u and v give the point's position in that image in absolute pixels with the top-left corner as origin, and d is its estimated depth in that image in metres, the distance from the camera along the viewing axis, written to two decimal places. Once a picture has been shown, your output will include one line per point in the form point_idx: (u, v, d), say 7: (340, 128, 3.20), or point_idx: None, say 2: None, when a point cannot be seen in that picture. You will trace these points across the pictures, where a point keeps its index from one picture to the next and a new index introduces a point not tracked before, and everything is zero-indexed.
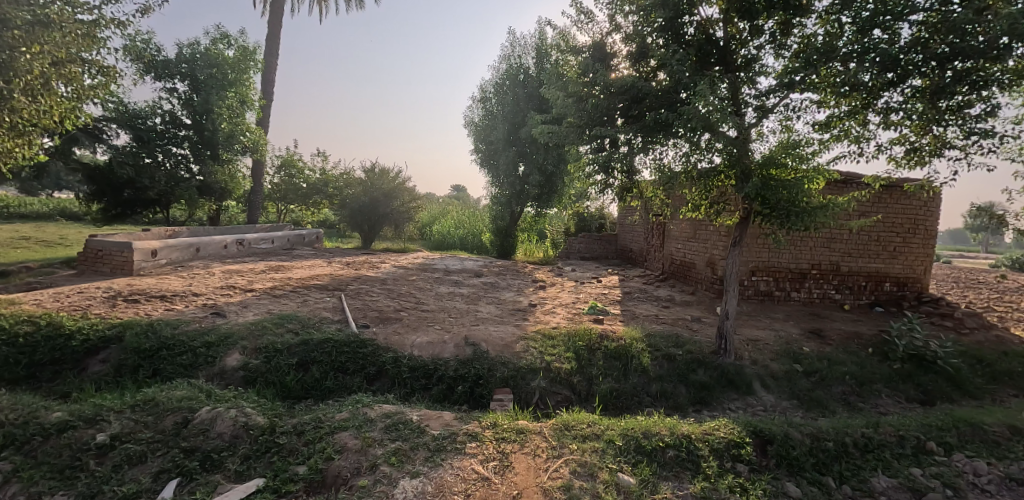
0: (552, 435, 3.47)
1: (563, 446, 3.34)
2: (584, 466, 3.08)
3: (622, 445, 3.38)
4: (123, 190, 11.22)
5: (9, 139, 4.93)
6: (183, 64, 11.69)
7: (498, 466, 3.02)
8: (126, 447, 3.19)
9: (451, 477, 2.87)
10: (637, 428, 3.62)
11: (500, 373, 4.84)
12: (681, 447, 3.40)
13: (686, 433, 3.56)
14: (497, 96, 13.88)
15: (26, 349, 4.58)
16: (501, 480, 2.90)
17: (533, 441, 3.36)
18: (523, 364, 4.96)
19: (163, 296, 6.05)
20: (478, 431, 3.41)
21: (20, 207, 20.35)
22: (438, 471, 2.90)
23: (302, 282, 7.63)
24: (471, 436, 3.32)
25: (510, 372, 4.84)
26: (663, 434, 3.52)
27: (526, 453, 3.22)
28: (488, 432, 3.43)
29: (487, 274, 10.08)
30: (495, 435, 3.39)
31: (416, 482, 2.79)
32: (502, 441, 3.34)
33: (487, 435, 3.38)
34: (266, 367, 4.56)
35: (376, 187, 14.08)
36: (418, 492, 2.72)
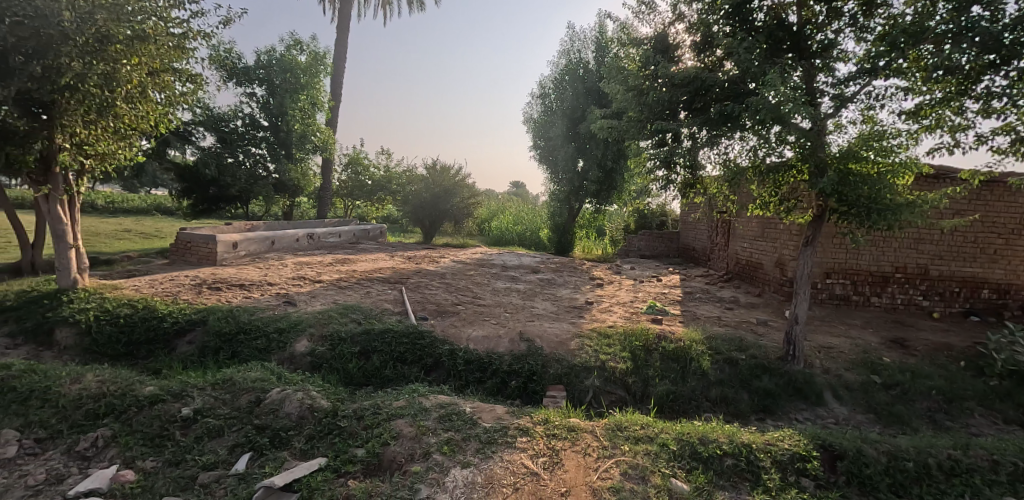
0: (603, 435, 3.42)
1: (615, 446, 3.28)
2: (635, 469, 3.02)
3: (677, 450, 3.27)
4: (209, 186, 12.27)
5: (113, 142, 5.63)
6: (261, 70, 12.57)
7: (548, 462, 3.02)
8: (207, 421, 3.45)
9: (501, 470, 2.89)
10: (694, 433, 3.49)
11: (554, 369, 4.83)
12: (740, 456, 3.24)
13: (747, 442, 3.39)
14: (555, 92, 13.67)
15: (126, 328, 5.11)
16: (550, 476, 2.89)
17: (584, 440, 3.33)
18: (577, 362, 4.92)
19: (243, 285, 6.58)
20: (529, 426, 3.43)
21: (124, 202, 22.88)
22: (489, 463, 2.94)
23: (366, 275, 8.01)
24: (522, 431, 3.35)
25: (564, 370, 4.82)
26: (721, 441, 3.38)
27: (576, 451, 3.19)
28: (539, 428, 3.43)
29: (544, 270, 10.08)
30: (546, 431, 3.40)
31: (467, 472, 2.84)
32: (553, 437, 3.33)
33: (538, 430, 3.40)
34: (331, 354, 4.81)
35: (436, 184, 14.45)
36: (469, 481, 2.77)
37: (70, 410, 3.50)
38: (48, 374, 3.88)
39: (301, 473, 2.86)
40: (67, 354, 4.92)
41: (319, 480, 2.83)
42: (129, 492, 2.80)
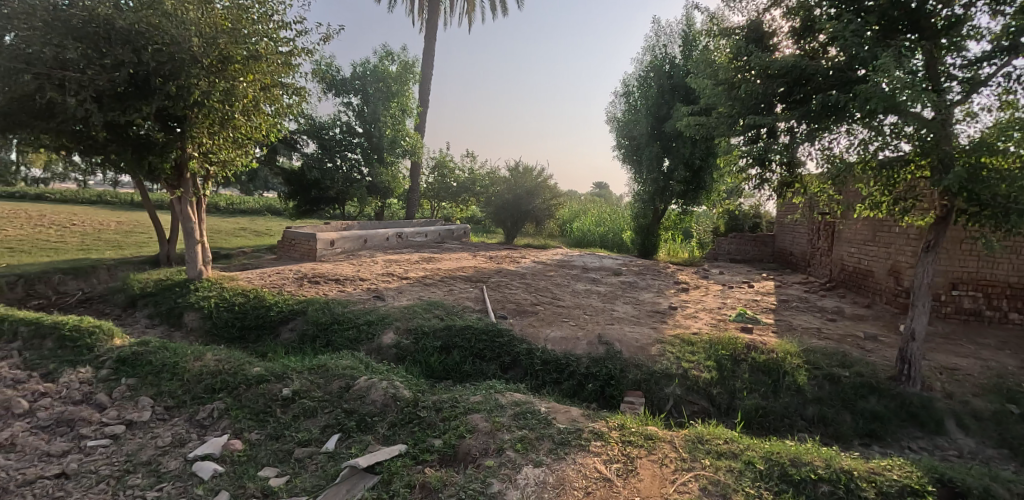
0: (683, 446, 3.20)
1: (695, 459, 3.05)
2: (716, 486, 2.78)
3: (764, 469, 3.00)
4: (311, 189, 13.49)
5: (232, 150, 6.43)
6: (357, 81, 13.58)
7: (622, 469, 2.83)
8: (303, 402, 3.67)
9: (573, 472, 2.74)
10: (784, 454, 3.20)
11: (633, 375, 4.68)
12: (838, 483, 2.92)
13: (846, 468, 3.05)
14: (639, 90, 13.19)
15: (240, 315, 5.78)
16: (624, 483, 2.71)
17: (662, 450, 3.12)
18: (658, 369, 4.74)
19: (339, 280, 7.17)
20: (605, 431, 3.23)
21: (241, 204, 25.81)
22: (562, 464, 2.80)
23: (449, 273, 8.35)
24: (597, 434, 3.15)
25: (643, 376, 4.65)
26: (817, 465, 3.07)
27: (652, 460, 2.99)
28: (614, 433, 3.24)
29: (626, 273, 9.84)
30: (622, 437, 3.20)
31: (539, 471, 2.71)
32: (629, 444, 3.14)
33: (614, 436, 3.20)
34: (414, 348, 5.06)
35: (519, 185, 14.67)
36: (540, 481, 2.64)
37: (194, 384, 4.01)
38: (178, 352, 4.50)
39: (381, 457, 2.86)
40: (193, 335, 5.66)
41: (398, 464, 2.82)
42: (236, 460, 3.05)
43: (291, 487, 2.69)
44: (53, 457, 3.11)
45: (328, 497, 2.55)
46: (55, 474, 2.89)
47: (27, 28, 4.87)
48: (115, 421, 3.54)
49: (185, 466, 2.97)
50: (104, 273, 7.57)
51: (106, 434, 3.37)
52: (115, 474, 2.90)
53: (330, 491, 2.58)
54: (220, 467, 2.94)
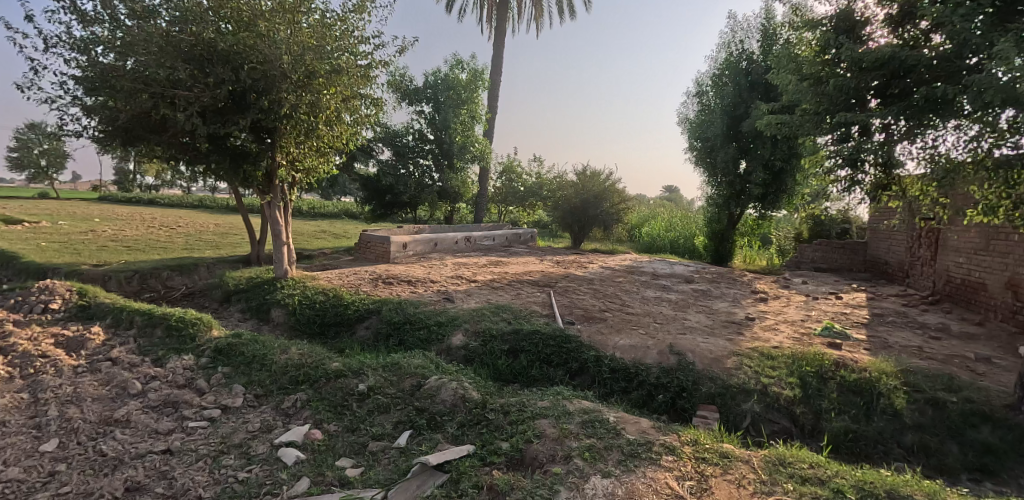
0: (763, 467, 2.97)
1: (776, 483, 2.82)
2: None
3: (858, 499, 2.70)
4: (386, 194, 14.11)
5: (315, 158, 6.88)
6: (429, 90, 14.10)
7: (696, 487, 2.67)
8: (376, 398, 3.82)
9: (644, 486, 2.63)
10: (880, 485, 2.89)
11: (707, 388, 4.45)
12: None
13: None
14: (713, 88, 12.59)
15: (320, 312, 6.15)
16: None
17: (739, 470, 2.92)
18: (734, 383, 4.47)
19: (411, 282, 7.44)
20: (677, 445, 3.08)
21: (321, 208, 27.53)
22: (631, 476, 2.70)
23: (517, 277, 8.41)
24: (668, 449, 3.01)
25: (718, 390, 4.41)
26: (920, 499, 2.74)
27: (729, 480, 2.80)
28: (687, 448, 3.08)
29: (699, 281, 9.41)
30: (695, 453, 3.03)
31: (607, 482, 2.63)
32: (703, 461, 2.96)
33: (687, 451, 3.04)
34: (483, 350, 5.11)
35: (587, 189, 14.50)
36: (609, 492, 2.55)
37: (280, 375, 4.31)
38: (266, 345, 4.87)
39: (449, 456, 2.91)
40: (279, 329, 6.08)
41: (466, 465, 2.86)
42: (316, 448, 3.22)
43: (366, 479, 2.80)
44: (161, 434, 3.46)
45: (399, 492, 2.60)
46: (161, 449, 3.21)
47: (145, 54, 5.48)
48: (212, 405, 3.88)
49: (271, 451, 3.19)
50: (204, 270, 8.35)
51: (204, 416, 3.70)
52: (211, 454, 3.17)
53: (402, 486, 2.65)
54: (302, 455, 3.12)
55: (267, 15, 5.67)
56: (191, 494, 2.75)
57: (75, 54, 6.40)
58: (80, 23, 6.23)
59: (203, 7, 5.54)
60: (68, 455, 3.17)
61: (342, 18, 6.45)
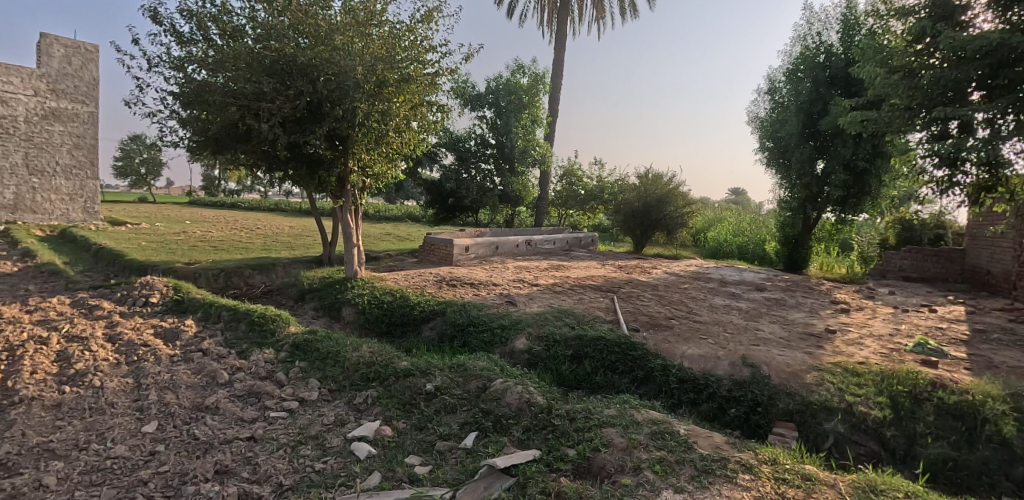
0: (853, 493, 2.74)
1: None
2: None
3: None
4: (448, 197, 14.56)
5: (384, 164, 7.14)
6: (490, 95, 14.30)
7: None
8: (443, 398, 3.90)
9: None
10: None
11: (784, 403, 4.17)
12: None
13: None
14: (787, 85, 11.88)
15: (388, 312, 6.38)
16: None
17: (826, 494, 2.70)
18: (815, 399, 4.16)
19: (473, 284, 7.56)
20: (754, 463, 2.90)
21: (386, 212, 28.62)
22: (705, 494, 2.57)
23: (579, 281, 8.32)
24: (745, 467, 2.84)
25: (797, 406, 4.12)
26: None
27: None
28: (766, 467, 2.89)
29: (772, 289, 8.89)
30: (775, 473, 2.84)
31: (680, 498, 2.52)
32: (784, 482, 2.77)
33: (765, 470, 2.85)
34: (546, 354, 5.08)
35: (649, 192, 14.13)
36: None
37: (352, 372, 4.51)
38: (339, 342, 5.10)
39: (516, 460, 2.91)
40: (350, 327, 6.36)
41: (533, 470, 2.84)
42: (386, 444, 3.33)
43: (434, 477, 2.85)
44: (246, 422, 3.70)
45: (467, 493, 2.63)
46: (246, 436, 3.44)
47: (234, 69, 5.94)
48: (291, 397, 4.11)
49: (345, 445, 3.33)
50: (281, 269, 8.89)
51: (284, 408, 3.93)
52: (291, 443, 3.36)
53: (470, 486, 2.67)
54: (373, 450, 3.23)
55: (341, 29, 5.99)
56: (274, 480, 2.92)
57: (174, 72, 7.05)
58: (181, 44, 6.85)
59: (284, 24, 5.95)
60: (167, 437, 3.47)
61: (411, 28, 6.67)
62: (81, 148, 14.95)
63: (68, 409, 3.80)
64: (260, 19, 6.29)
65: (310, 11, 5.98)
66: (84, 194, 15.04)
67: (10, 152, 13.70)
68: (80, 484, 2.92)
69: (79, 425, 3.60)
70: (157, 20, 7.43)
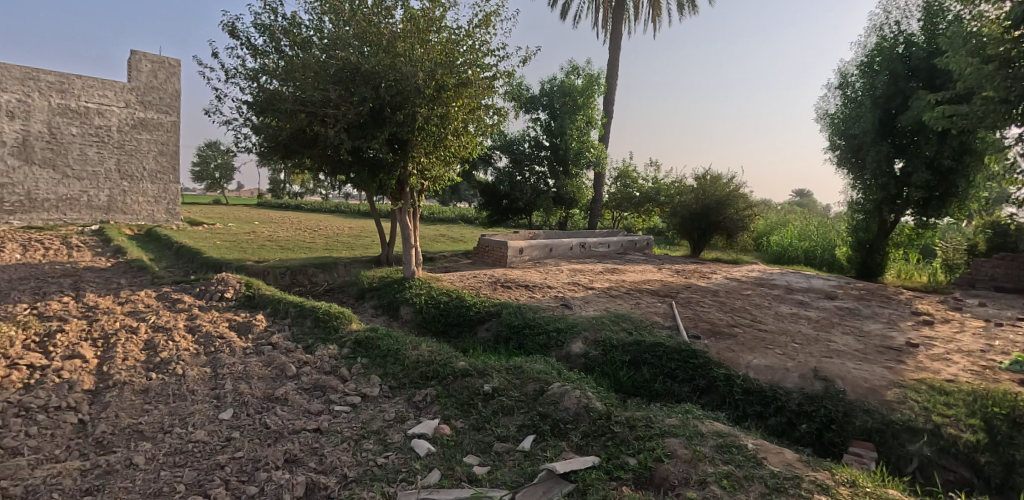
0: None
1: None
2: None
3: None
4: (502, 199, 14.77)
5: (441, 167, 7.30)
6: (545, 97, 14.32)
7: None
8: (501, 399, 3.93)
9: None
10: None
11: (861, 421, 3.89)
12: None
13: None
14: (861, 79, 11.12)
15: (444, 312, 6.51)
16: None
17: None
18: (898, 418, 3.85)
19: (528, 286, 7.57)
20: (831, 484, 2.71)
21: (441, 214, 29.23)
22: None
23: (635, 286, 8.14)
24: (821, 487, 2.67)
25: (876, 425, 3.83)
26: None
27: None
28: (844, 489, 2.69)
29: (844, 297, 8.34)
30: (855, 496, 2.64)
31: None
32: None
33: (844, 492, 2.66)
34: (603, 359, 5.01)
35: (708, 194, 13.64)
36: None
37: (412, 369, 4.63)
38: (399, 340, 5.26)
39: (574, 466, 2.88)
40: (408, 326, 6.53)
41: (593, 477, 2.80)
42: (445, 443, 3.39)
43: (493, 478, 2.87)
44: (312, 414, 3.88)
45: (527, 495, 2.63)
46: (313, 428, 3.60)
47: (304, 79, 6.28)
48: (354, 392, 4.28)
49: (406, 441, 3.42)
50: (343, 268, 9.27)
51: (347, 402, 4.09)
52: (355, 437, 3.49)
53: (529, 489, 2.67)
54: (432, 447, 3.30)
55: (403, 36, 6.19)
56: (339, 472, 3.04)
57: (249, 83, 7.54)
58: (257, 56, 7.31)
59: (349, 34, 6.23)
60: (241, 424, 3.69)
61: (469, 34, 6.78)
62: (165, 154, 16.25)
63: (156, 394, 4.14)
64: (327, 30, 6.62)
65: (373, 20, 6.23)
66: (167, 197, 16.35)
67: (105, 159, 15.09)
68: (165, 464, 3.17)
69: (164, 409, 3.90)
70: (234, 35, 7.97)
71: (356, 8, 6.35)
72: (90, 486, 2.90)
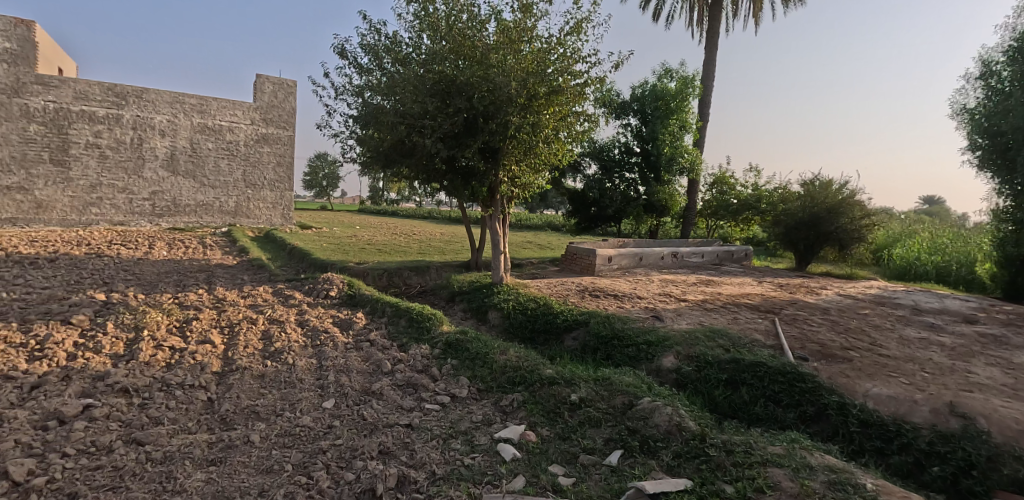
0: None
1: None
2: None
3: None
4: (590, 207, 14.64)
5: (531, 175, 7.41)
6: (636, 102, 13.97)
7: None
8: (588, 411, 3.86)
9: None
10: None
11: (1014, 470, 3.31)
12: None
13: None
14: (1009, 67, 9.56)
15: (532, 318, 6.56)
16: None
17: None
18: None
19: (617, 296, 7.40)
20: None
21: (527, 221, 29.61)
22: None
23: (732, 299, 7.64)
24: None
25: None
26: None
27: None
28: None
29: (988, 322, 7.17)
30: None
31: None
32: None
33: None
34: (696, 376, 4.75)
35: (816, 202, 12.48)
36: None
37: (500, 374, 4.71)
38: (487, 344, 5.39)
39: (665, 487, 2.76)
40: (495, 330, 6.67)
41: None
42: (531, 450, 3.40)
43: (578, 491, 2.83)
44: (405, 410, 4.09)
45: None
46: (406, 423, 3.79)
47: (404, 93, 6.71)
48: (444, 392, 4.45)
49: (492, 444, 3.48)
50: (435, 272, 9.71)
51: (438, 401, 4.26)
52: (444, 436, 3.61)
53: None
54: (518, 453, 3.33)
55: (496, 48, 6.36)
56: (429, 468, 3.16)
57: (355, 99, 8.21)
58: (364, 74, 7.91)
59: (445, 49, 6.58)
60: (342, 414, 3.99)
61: (559, 41, 6.82)
62: (282, 165, 18.12)
63: (272, 380, 4.60)
64: (425, 46, 7.04)
65: (467, 34, 6.49)
66: (283, 203, 18.20)
67: (234, 169, 17.15)
68: (277, 444, 3.50)
69: (276, 394, 4.32)
70: (343, 55, 8.72)
71: (451, 24, 6.65)
72: (215, 457, 3.28)
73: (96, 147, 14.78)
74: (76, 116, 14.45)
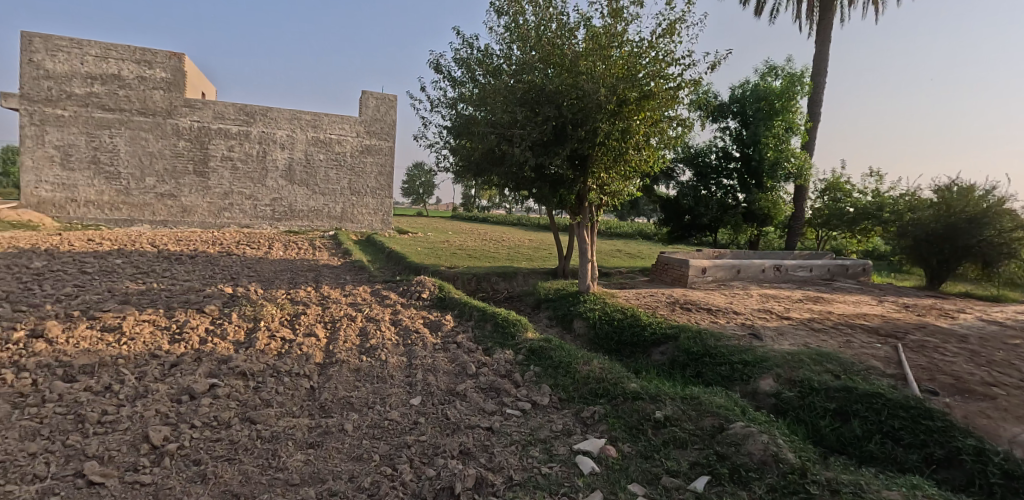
0: None
1: None
2: None
3: None
4: (684, 215, 13.97)
5: (620, 182, 7.24)
6: (735, 104, 13.12)
7: None
8: (673, 430, 3.65)
9: None
10: None
11: None
12: None
13: None
14: None
15: (617, 329, 6.38)
16: None
17: None
18: None
19: (711, 310, 6.95)
20: None
21: (617, 229, 28.98)
22: None
23: (847, 319, 6.82)
24: None
25: None
26: None
27: None
28: None
29: None
30: None
31: None
32: None
33: None
34: (800, 402, 4.30)
35: (956, 212, 10.82)
36: None
37: (582, 384, 4.62)
38: (570, 353, 5.32)
39: None
40: (579, 339, 6.57)
41: None
42: (610, 465, 3.29)
43: None
44: (486, 413, 4.16)
45: None
46: (485, 426, 3.86)
47: (495, 103, 6.90)
48: (524, 398, 4.45)
49: (570, 455, 3.41)
50: (521, 278, 9.82)
51: (518, 407, 4.27)
52: (521, 442, 3.62)
53: None
54: (597, 467, 3.23)
55: (586, 55, 6.32)
56: (505, 472, 3.18)
57: (448, 110, 8.60)
58: (456, 86, 8.28)
59: (535, 58, 6.65)
60: (426, 412, 4.15)
61: (652, 45, 6.62)
62: (383, 174, 19.46)
63: (366, 374, 4.92)
64: (515, 57, 7.18)
65: (557, 43, 6.53)
66: (383, 209, 19.53)
67: (341, 178, 18.77)
68: (366, 434, 3.73)
69: (369, 388, 4.61)
70: (438, 70, 9.19)
71: (541, 33, 6.71)
72: (313, 441, 3.58)
73: (230, 160, 16.97)
74: (215, 133, 16.70)
